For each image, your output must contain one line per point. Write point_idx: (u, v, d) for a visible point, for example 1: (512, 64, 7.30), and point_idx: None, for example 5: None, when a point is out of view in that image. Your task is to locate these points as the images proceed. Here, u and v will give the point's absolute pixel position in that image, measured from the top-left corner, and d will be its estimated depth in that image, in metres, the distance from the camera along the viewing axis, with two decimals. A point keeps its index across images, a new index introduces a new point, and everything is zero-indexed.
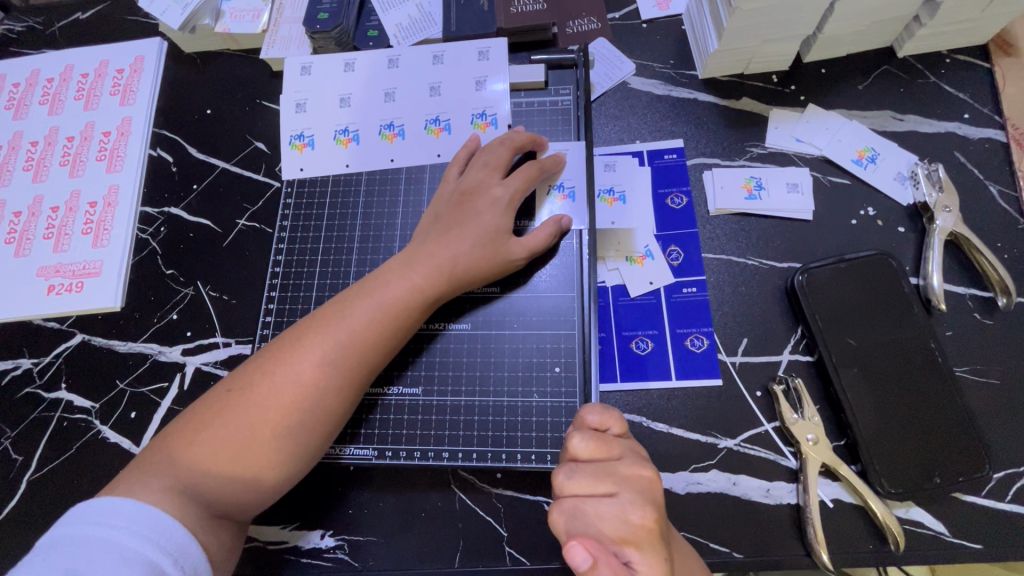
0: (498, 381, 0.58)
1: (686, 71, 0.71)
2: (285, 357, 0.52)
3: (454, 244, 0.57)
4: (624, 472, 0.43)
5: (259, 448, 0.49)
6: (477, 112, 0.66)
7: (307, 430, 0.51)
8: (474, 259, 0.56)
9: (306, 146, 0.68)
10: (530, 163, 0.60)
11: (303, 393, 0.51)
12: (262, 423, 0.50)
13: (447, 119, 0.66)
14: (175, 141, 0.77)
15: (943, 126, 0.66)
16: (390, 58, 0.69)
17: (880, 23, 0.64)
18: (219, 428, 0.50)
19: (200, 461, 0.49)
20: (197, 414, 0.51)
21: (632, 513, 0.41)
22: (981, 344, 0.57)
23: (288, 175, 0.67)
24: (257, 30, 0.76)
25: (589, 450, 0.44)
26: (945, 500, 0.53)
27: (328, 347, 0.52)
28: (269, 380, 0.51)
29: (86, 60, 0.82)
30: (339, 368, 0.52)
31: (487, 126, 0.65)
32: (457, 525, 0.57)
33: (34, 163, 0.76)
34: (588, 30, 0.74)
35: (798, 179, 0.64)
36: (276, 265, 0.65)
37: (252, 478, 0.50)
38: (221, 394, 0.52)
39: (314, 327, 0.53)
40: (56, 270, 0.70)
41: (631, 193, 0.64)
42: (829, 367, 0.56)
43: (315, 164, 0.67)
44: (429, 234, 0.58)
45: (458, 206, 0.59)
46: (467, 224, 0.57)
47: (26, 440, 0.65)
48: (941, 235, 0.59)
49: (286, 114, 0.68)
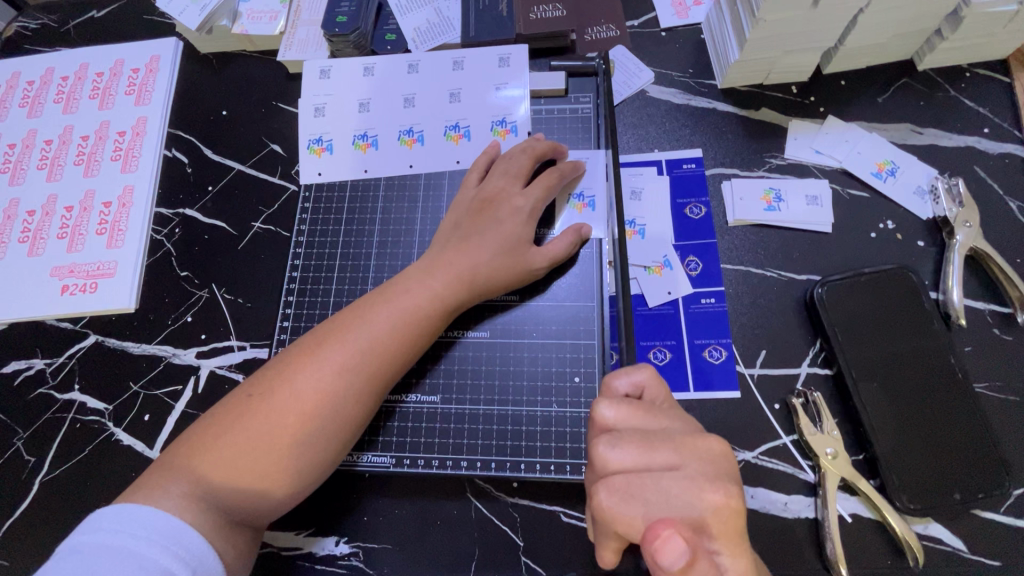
0: (516, 390, 0.58)
1: (705, 80, 0.71)
2: (305, 363, 0.52)
3: (474, 252, 0.56)
4: (681, 441, 0.40)
5: (279, 454, 0.49)
6: (497, 119, 0.66)
7: (327, 437, 0.51)
8: (495, 268, 0.56)
9: (325, 150, 0.67)
10: (550, 172, 0.60)
11: (323, 399, 0.51)
12: (282, 430, 0.50)
13: (467, 125, 0.66)
14: (190, 141, 0.77)
15: (963, 140, 0.66)
16: (410, 63, 0.69)
17: (901, 35, 0.64)
18: (238, 434, 0.50)
19: (219, 467, 0.49)
20: (216, 419, 0.51)
21: (706, 487, 0.38)
22: (1000, 360, 0.57)
23: (306, 179, 0.67)
24: (274, 32, 0.76)
25: (633, 418, 0.41)
26: (964, 516, 0.53)
27: (349, 354, 0.52)
28: (289, 385, 0.51)
29: (102, 59, 0.82)
30: (360, 375, 0.52)
31: (507, 133, 0.65)
32: (473, 533, 0.56)
33: (48, 162, 0.76)
34: (607, 37, 0.74)
35: (818, 191, 0.64)
36: (292, 269, 0.65)
37: (271, 484, 0.49)
38: (241, 399, 0.52)
39: (334, 333, 0.53)
40: (70, 270, 0.70)
41: (650, 228, 0.65)
42: (849, 381, 0.55)
43: (333, 169, 0.67)
44: (450, 241, 0.58)
45: (478, 213, 0.59)
46: (488, 232, 0.57)
47: (38, 441, 0.65)
48: (961, 250, 0.59)
49: (304, 118, 0.68)
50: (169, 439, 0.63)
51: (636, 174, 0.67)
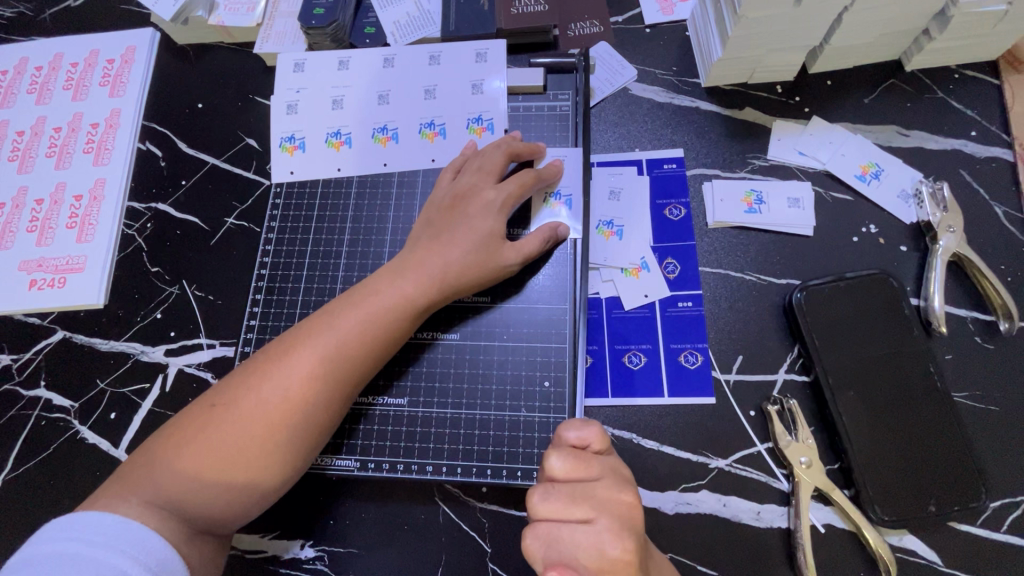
0: (485, 394, 0.57)
1: (688, 79, 0.70)
2: (271, 368, 0.50)
3: (445, 252, 0.55)
4: (601, 496, 0.42)
5: (242, 460, 0.48)
6: (473, 116, 0.64)
7: (294, 445, 0.50)
8: (466, 268, 0.55)
9: (297, 149, 0.66)
10: (526, 170, 0.59)
11: (288, 404, 0.49)
12: (245, 435, 0.48)
13: (442, 123, 0.64)
14: (165, 135, 0.75)
15: (949, 143, 0.64)
16: (386, 57, 0.67)
17: (888, 35, 0.63)
18: (202, 443, 0.48)
19: (182, 474, 0.48)
20: (180, 424, 0.50)
21: (608, 539, 0.40)
22: (982, 370, 0.56)
23: (278, 177, 0.66)
24: (251, 24, 0.75)
25: (569, 472, 0.43)
26: (939, 528, 0.51)
27: (317, 359, 0.51)
28: (255, 392, 0.50)
29: (77, 49, 0.80)
30: (328, 380, 0.51)
31: (484, 131, 0.64)
32: (440, 539, 0.55)
33: (19, 154, 0.74)
34: (590, 33, 0.73)
35: (800, 194, 0.63)
36: (262, 267, 0.63)
37: (235, 491, 0.48)
38: (206, 404, 0.51)
39: (302, 337, 0.52)
40: (39, 265, 0.69)
41: (629, 228, 0.63)
42: (825, 389, 0.54)
43: (306, 167, 0.65)
44: (420, 241, 0.57)
45: (450, 212, 0.57)
46: (459, 231, 0.56)
47: (2, 439, 0.63)
48: (944, 256, 0.58)
49: (276, 114, 0.67)
50: (135, 438, 0.62)
51: (616, 173, 0.66)
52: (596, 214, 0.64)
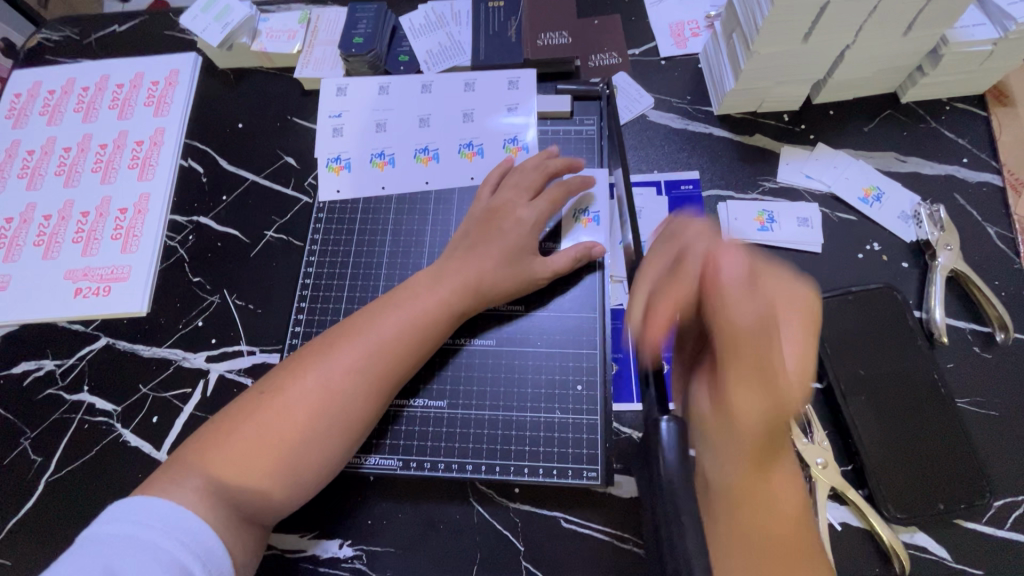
0: (521, 397, 0.60)
1: (702, 107, 0.75)
2: (315, 363, 0.54)
3: (479, 261, 0.59)
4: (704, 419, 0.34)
5: (288, 452, 0.51)
6: (509, 138, 0.69)
7: (337, 438, 0.53)
8: (500, 278, 0.59)
9: (343, 169, 0.71)
10: (558, 186, 0.63)
11: (334, 399, 0.52)
12: (292, 427, 0.51)
13: (480, 144, 0.70)
14: (206, 152, 0.79)
15: (943, 168, 0.70)
16: (423, 84, 0.73)
17: (886, 70, 0.68)
18: (250, 433, 0.51)
19: (228, 464, 0.50)
20: (227, 416, 0.52)
21: (741, 303, 0.38)
22: (981, 377, 0.60)
23: (325, 196, 0.70)
24: (292, 51, 0.79)
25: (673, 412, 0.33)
26: (948, 526, 0.55)
27: (359, 355, 0.54)
28: (300, 384, 0.53)
29: (122, 71, 0.84)
30: (369, 376, 0.54)
31: (519, 151, 0.69)
32: (475, 538, 0.57)
33: (66, 168, 0.78)
34: (610, 64, 0.78)
35: (808, 214, 0.68)
36: (306, 276, 0.68)
37: (278, 483, 0.51)
38: (253, 397, 0.53)
39: (345, 336, 0.55)
40: (84, 274, 0.72)
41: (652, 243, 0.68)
42: (838, 394, 0.58)
43: (351, 185, 0.70)
44: (457, 250, 0.61)
45: (486, 224, 0.62)
46: (494, 242, 0.60)
47: (46, 441, 0.65)
48: (942, 272, 0.63)
49: (323, 138, 0.72)
50: (177, 441, 0.64)
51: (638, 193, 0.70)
52: None
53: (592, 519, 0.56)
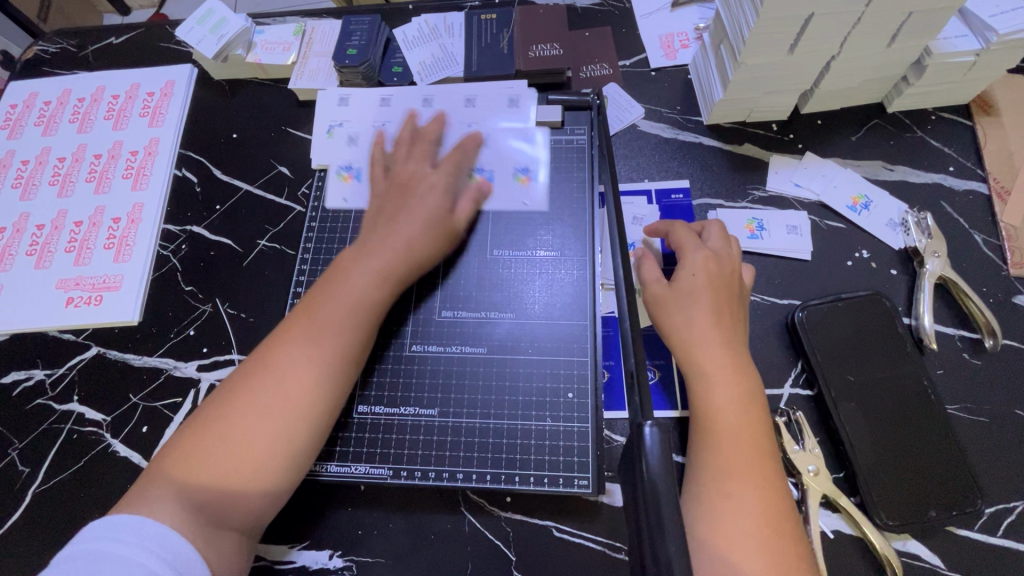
0: (511, 404, 0.60)
1: (692, 117, 0.76)
2: (277, 365, 0.54)
3: (404, 228, 0.61)
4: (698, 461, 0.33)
5: (252, 454, 0.51)
6: (520, 167, 0.70)
7: (302, 433, 0.53)
8: (427, 240, 0.61)
9: (353, 177, 0.72)
10: (455, 151, 0.68)
11: (292, 396, 0.53)
12: (253, 429, 0.51)
13: (490, 170, 0.69)
14: (201, 162, 0.80)
15: (930, 177, 0.70)
16: (425, 96, 0.74)
17: (872, 81, 0.70)
18: (213, 443, 0.50)
19: (195, 476, 0.50)
20: (189, 432, 0.52)
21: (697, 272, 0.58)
22: (971, 383, 0.60)
23: (331, 203, 0.72)
24: (287, 62, 0.80)
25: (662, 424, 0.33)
26: (940, 533, 0.55)
27: (324, 358, 0.54)
28: (263, 386, 0.52)
29: (118, 82, 0.85)
30: (333, 379, 0.54)
31: (529, 181, 0.69)
32: (466, 548, 0.57)
33: (60, 179, 0.78)
34: (601, 74, 0.79)
35: (797, 222, 0.68)
36: (298, 285, 0.69)
37: (250, 485, 0.50)
38: (212, 408, 0.53)
39: (297, 333, 0.55)
40: (76, 283, 0.72)
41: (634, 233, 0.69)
42: (829, 401, 0.58)
43: (358, 195, 0.71)
44: (376, 219, 0.63)
45: (395, 195, 0.64)
46: (411, 209, 0.62)
47: (34, 452, 0.65)
48: (931, 278, 0.63)
49: (336, 145, 0.74)
50: None
51: (628, 202, 0.71)
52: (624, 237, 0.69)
53: (585, 529, 0.56)
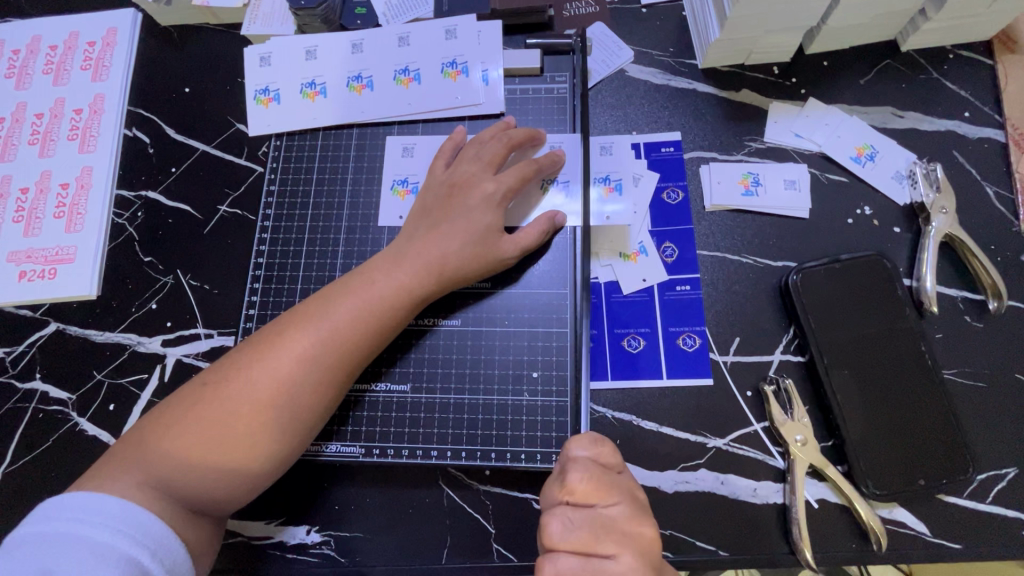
0: (488, 379, 0.57)
1: (685, 60, 0.69)
2: (264, 352, 0.50)
3: (445, 240, 0.55)
4: (623, 529, 0.41)
5: (233, 440, 0.48)
6: (448, 60, 0.65)
7: (283, 425, 0.49)
8: (465, 259, 0.55)
9: (272, 101, 0.68)
10: (527, 162, 0.58)
11: (281, 389, 0.49)
12: (236, 417, 0.48)
13: (417, 69, 0.65)
14: (151, 120, 0.73)
15: (943, 124, 0.65)
16: (400, 35, 0.66)
17: (886, 15, 0.62)
18: (193, 423, 0.48)
19: (170, 456, 0.47)
20: (172, 407, 0.50)
21: None
22: (972, 346, 0.57)
23: (257, 131, 0.68)
24: (237, 5, 0.73)
25: (587, 491, 0.43)
26: (928, 500, 0.53)
27: (307, 341, 0.50)
28: (245, 376, 0.49)
29: (55, 32, 0.77)
30: (323, 373, 0.50)
31: (459, 75, 0.65)
32: (444, 522, 0.56)
33: (1, 141, 0.72)
34: (586, 13, 0.72)
35: (796, 175, 0.63)
36: (260, 254, 0.64)
37: (226, 473, 0.48)
38: (200, 384, 0.50)
39: (298, 324, 0.51)
40: (27, 256, 0.67)
41: (626, 184, 0.63)
42: (820, 368, 0.55)
43: (282, 118, 0.67)
44: (418, 229, 0.57)
45: (447, 200, 0.57)
46: (457, 220, 0.56)
47: (0, 432, 0.63)
48: (936, 237, 0.59)
49: (250, 68, 0.68)
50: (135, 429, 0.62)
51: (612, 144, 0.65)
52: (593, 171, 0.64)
53: None
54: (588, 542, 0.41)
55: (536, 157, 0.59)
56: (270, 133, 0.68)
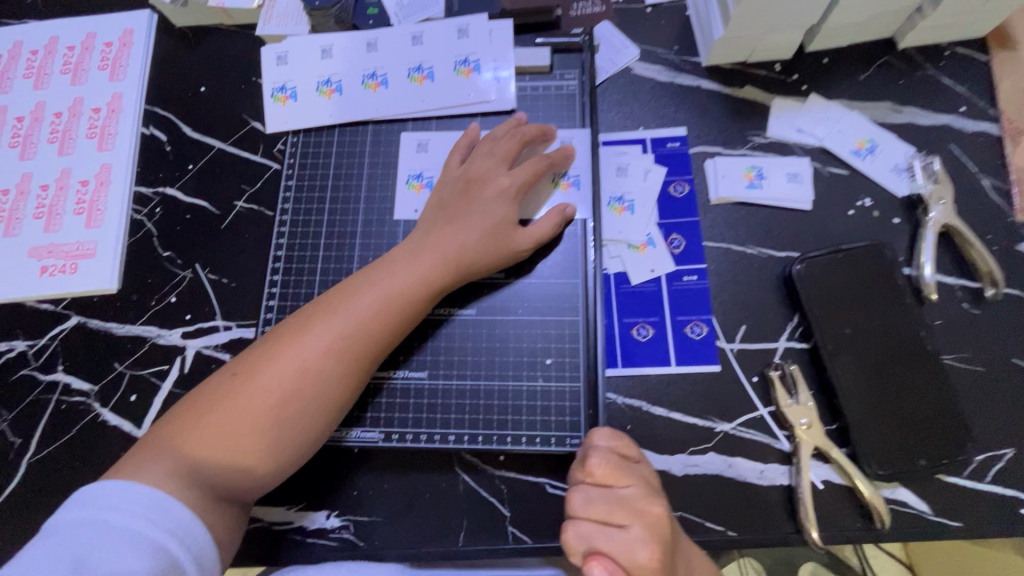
0: (503, 367, 0.59)
1: (690, 57, 0.71)
2: (289, 343, 0.52)
3: (462, 233, 0.57)
4: (637, 507, 0.44)
5: (262, 428, 0.49)
6: (459, 59, 0.67)
7: (310, 413, 0.51)
8: (481, 251, 0.57)
9: (289, 99, 0.70)
10: (539, 157, 0.60)
11: (307, 378, 0.51)
12: (265, 405, 0.50)
13: (430, 67, 0.67)
14: (168, 118, 0.75)
15: (940, 118, 0.67)
16: (413, 34, 0.68)
17: (884, 13, 0.65)
18: (223, 412, 0.50)
19: (202, 444, 0.49)
20: (201, 397, 0.51)
21: None
22: (970, 332, 0.59)
23: (274, 128, 0.70)
24: (252, 5, 0.74)
25: (606, 474, 0.46)
26: (929, 480, 0.55)
27: (332, 332, 0.52)
28: (273, 366, 0.51)
29: (73, 32, 0.79)
30: (346, 362, 0.52)
31: (470, 73, 0.67)
32: (461, 505, 0.57)
33: (21, 139, 0.73)
34: (593, 12, 0.74)
35: (798, 169, 0.65)
36: (278, 248, 0.66)
37: (256, 459, 0.50)
38: (228, 375, 0.52)
39: (322, 315, 0.53)
40: (48, 251, 0.69)
41: (634, 185, 0.66)
42: (825, 354, 0.57)
43: (298, 116, 0.69)
44: (435, 223, 0.58)
45: (463, 194, 0.59)
46: (473, 214, 0.58)
47: (24, 423, 0.64)
48: (934, 227, 0.61)
49: (268, 68, 0.70)
50: (157, 419, 0.63)
51: (621, 152, 0.67)
52: (606, 191, 0.66)
53: None
54: (604, 514, 0.44)
55: (548, 153, 0.61)
56: (286, 131, 0.70)
